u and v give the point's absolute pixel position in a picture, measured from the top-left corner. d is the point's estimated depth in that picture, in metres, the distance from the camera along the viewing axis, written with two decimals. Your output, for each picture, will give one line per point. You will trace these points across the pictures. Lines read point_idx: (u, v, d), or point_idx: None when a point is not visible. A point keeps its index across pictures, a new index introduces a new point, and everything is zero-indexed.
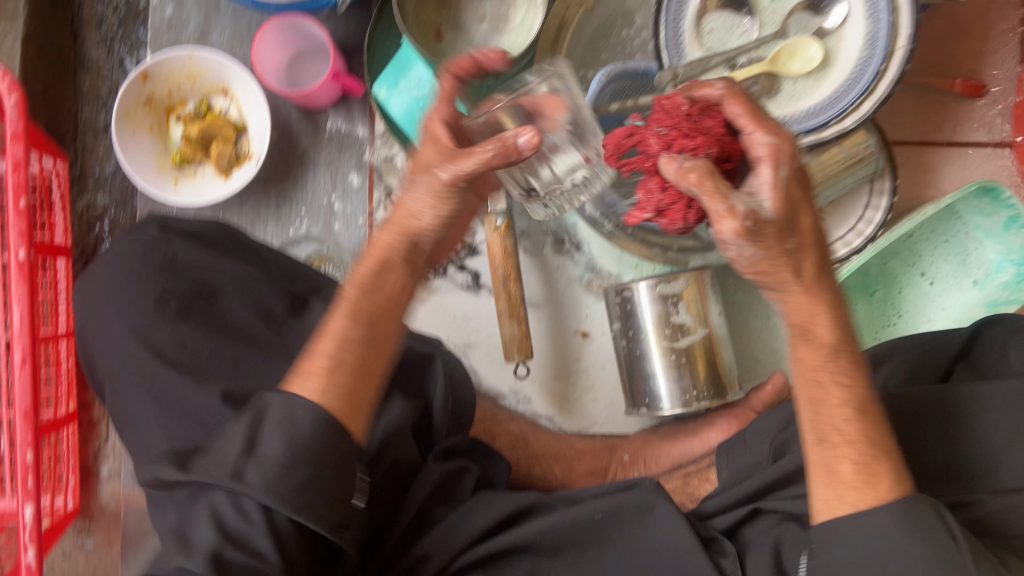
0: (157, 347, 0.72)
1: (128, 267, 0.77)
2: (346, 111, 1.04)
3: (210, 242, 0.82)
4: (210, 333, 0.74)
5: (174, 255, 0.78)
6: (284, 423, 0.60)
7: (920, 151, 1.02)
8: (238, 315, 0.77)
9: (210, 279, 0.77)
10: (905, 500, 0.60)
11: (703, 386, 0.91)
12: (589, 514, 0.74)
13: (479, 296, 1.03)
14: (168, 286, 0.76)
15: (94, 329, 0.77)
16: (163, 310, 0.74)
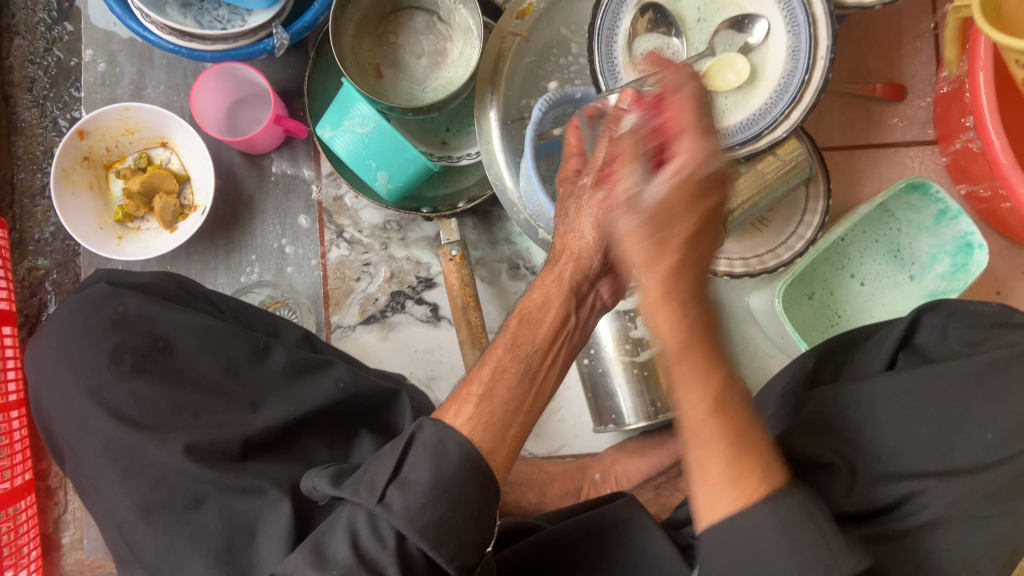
0: (115, 406, 0.72)
1: (78, 325, 0.76)
2: (290, 155, 1.04)
3: (161, 294, 0.80)
4: (168, 383, 0.73)
5: (124, 309, 0.76)
6: (433, 451, 0.57)
7: (849, 155, 1.07)
8: (193, 363, 0.76)
9: (163, 329, 0.76)
10: (779, 491, 0.53)
11: (665, 397, 0.92)
12: (568, 532, 0.75)
13: (439, 328, 1.03)
14: (122, 339, 0.75)
15: (48, 391, 0.75)
16: (118, 364, 0.74)
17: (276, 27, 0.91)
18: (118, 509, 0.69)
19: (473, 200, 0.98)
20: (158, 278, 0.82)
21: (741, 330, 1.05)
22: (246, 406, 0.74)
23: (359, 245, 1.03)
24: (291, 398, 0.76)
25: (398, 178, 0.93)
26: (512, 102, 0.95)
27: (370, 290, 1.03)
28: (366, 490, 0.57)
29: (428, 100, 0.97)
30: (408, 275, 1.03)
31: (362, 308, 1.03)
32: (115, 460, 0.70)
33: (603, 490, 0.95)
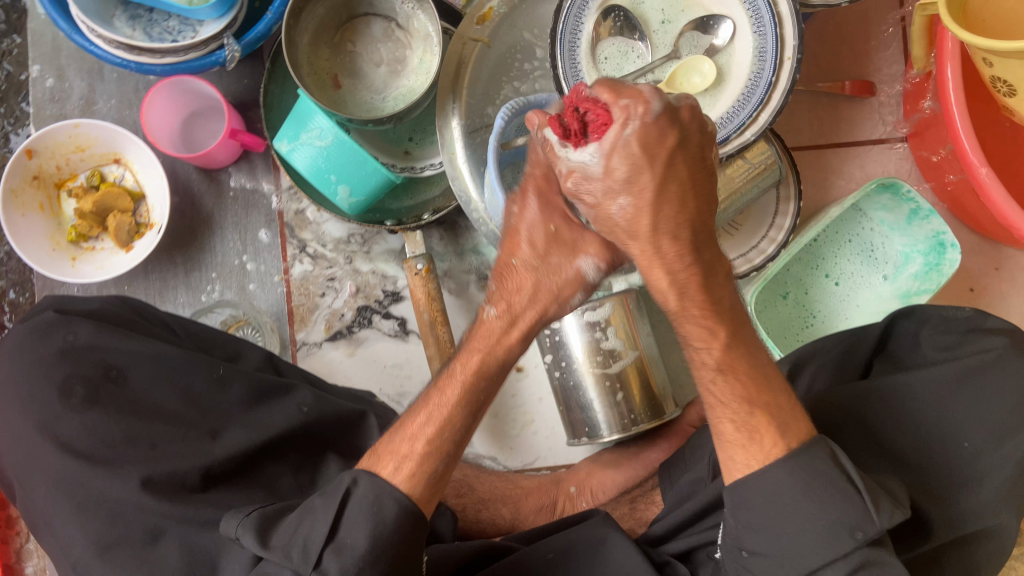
0: (65, 441, 0.69)
1: (27, 357, 0.73)
2: (249, 169, 1.01)
3: (113, 320, 0.77)
4: (120, 415, 0.70)
5: (74, 339, 0.73)
6: (371, 510, 0.59)
7: (818, 155, 1.06)
8: (147, 391, 0.73)
9: (113, 357, 0.73)
10: (796, 450, 0.62)
11: (640, 409, 0.91)
12: (541, 555, 0.73)
13: (408, 342, 1.01)
14: (72, 369, 0.71)
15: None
16: (68, 397, 0.70)
17: (227, 37, 0.88)
18: (72, 548, 0.66)
19: (438, 212, 0.96)
20: (111, 303, 0.80)
21: None
22: (204, 434, 0.72)
23: (323, 259, 1.00)
24: (250, 424, 0.74)
25: (360, 191, 0.91)
26: (474, 109, 0.93)
27: (335, 306, 1.00)
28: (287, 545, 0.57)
29: (388, 109, 0.94)
30: (374, 289, 1.00)
31: (328, 324, 1.00)
32: (65, 497, 0.67)
33: (578, 504, 0.94)
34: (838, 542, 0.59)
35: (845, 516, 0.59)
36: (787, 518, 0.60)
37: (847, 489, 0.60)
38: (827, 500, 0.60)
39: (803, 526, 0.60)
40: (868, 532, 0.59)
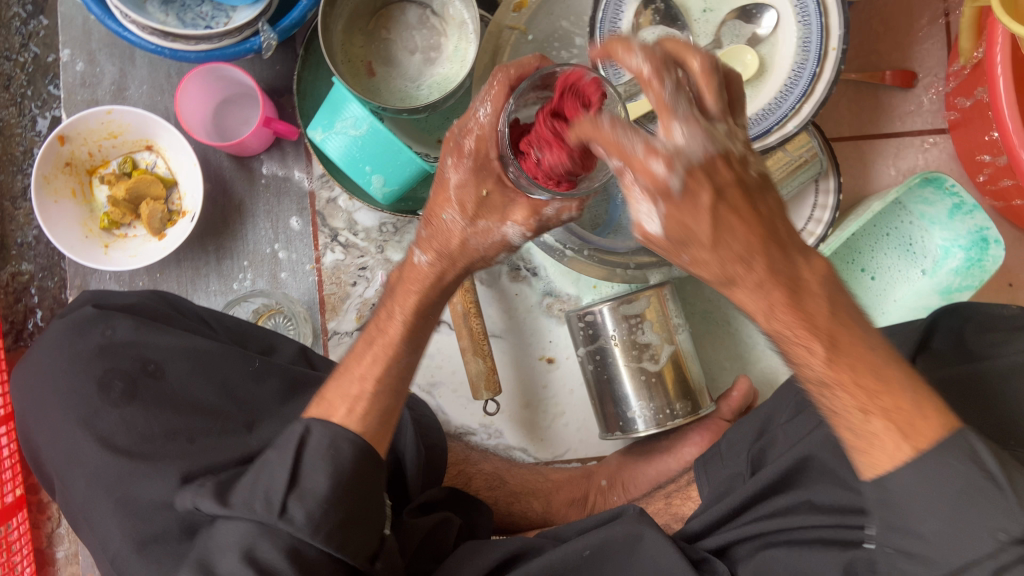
0: (105, 434, 0.68)
1: (66, 352, 0.73)
2: (281, 157, 1.00)
3: (150, 314, 0.77)
4: (157, 408, 0.70)
5: (113, 334, 0.73)
6: (328, 454, 0.60)
7: (858, 146, 1.04)
8: (185, 387, 0.72)
9: (151, 351, 0.72)
10: (940, 440, 0.53)
11: (675, 403, 0.90)
12: (577, 552, 0.72)
13: (439, 333, 1.00)
14: (110, 363, 0.72)
15: (36, 419, 0.72)
16: (108, 390, 0.70)
17: (262, 24, 0.87)
18: (110, 543, 0.66)
19: None
20: (148, 295, 0.80)
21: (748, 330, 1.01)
22: (240, 427, 0.71)
23: (354, 249, 1.00)
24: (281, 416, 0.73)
25: (393, 181, 0.90)
26: None
27: (366, 295, 1.00)
28: (262, 505, 0.58)
29: (423, 98, 0.93)
30: None
31: (359, 314, 1.00)
32: (105, 493, 0.67)
33: (610, 498, 0.93)
34: (980, 544, 0.51)
35: (990, 511, 0.52)
36: (927, 516, 0.53)
37: (988, 484, 0.52)
38: (970, 490, 0.52)
39: (934, 528, 0.53)
40: (1013, 532, 0.51)
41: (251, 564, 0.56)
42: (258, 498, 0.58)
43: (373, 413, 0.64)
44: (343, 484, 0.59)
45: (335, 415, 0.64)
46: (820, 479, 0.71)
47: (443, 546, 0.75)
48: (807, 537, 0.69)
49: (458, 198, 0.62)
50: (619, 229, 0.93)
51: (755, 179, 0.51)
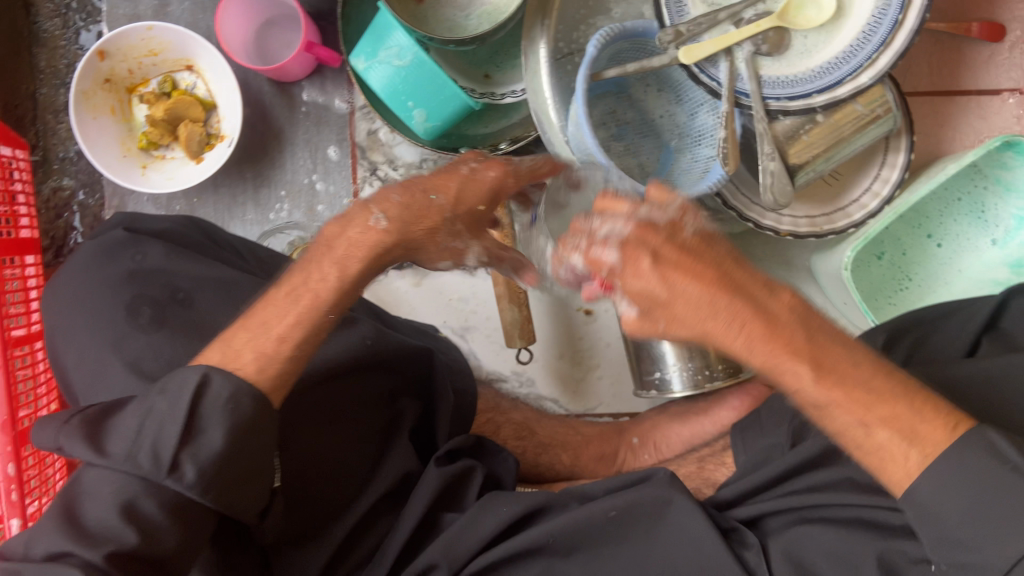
0: (133, 360, 0.65)
1: (97, 276, 0.71)
2: (322, 84, 0.97)
3: (182, 242, 0.76)
4: (187, 336, 0.67)
5: (143, 259, 0.72)
6: (226, 407, 0.54)
7: (934, 102, 0.96)
8: (212, 313, 0.69)
9: (181, 281, 0.70)
10: None
11: (716, 364, 0.86)
12: (603, 512, 0.70)
13: (475, 277, 0.98)
14: (139, 288, 0.69)
15: (63, 341, 0.70)
16: (136, 317, 0.68)
17: None
18: None
19: (516, 142, 0.92)
20: (176, 223, 0.78)
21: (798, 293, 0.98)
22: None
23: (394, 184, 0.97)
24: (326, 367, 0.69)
25: (436, 117, 0.87)
26: (562, 35, 0.85)
27: None
28: (147, 461, 0.51)
29: (472, 28, 0.88)
30: None
31: None
32: None
33: (641, 457, 0.90)
34: None
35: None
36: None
37: None
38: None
39: None
40: None
41: (131, 520, 0.50)
42: (143, 452, 0.51)
43: (285, 374, 0.58)
44: (239, 437, 0.54)
45: (244, 368, 0.56)
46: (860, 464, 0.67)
47: (463, 497, 0.73)
48: (842, 516, 0.66)
49: (457, 190, 0.63)
50: (670, 177, 0.85)
51: (692, 240, 0.52)
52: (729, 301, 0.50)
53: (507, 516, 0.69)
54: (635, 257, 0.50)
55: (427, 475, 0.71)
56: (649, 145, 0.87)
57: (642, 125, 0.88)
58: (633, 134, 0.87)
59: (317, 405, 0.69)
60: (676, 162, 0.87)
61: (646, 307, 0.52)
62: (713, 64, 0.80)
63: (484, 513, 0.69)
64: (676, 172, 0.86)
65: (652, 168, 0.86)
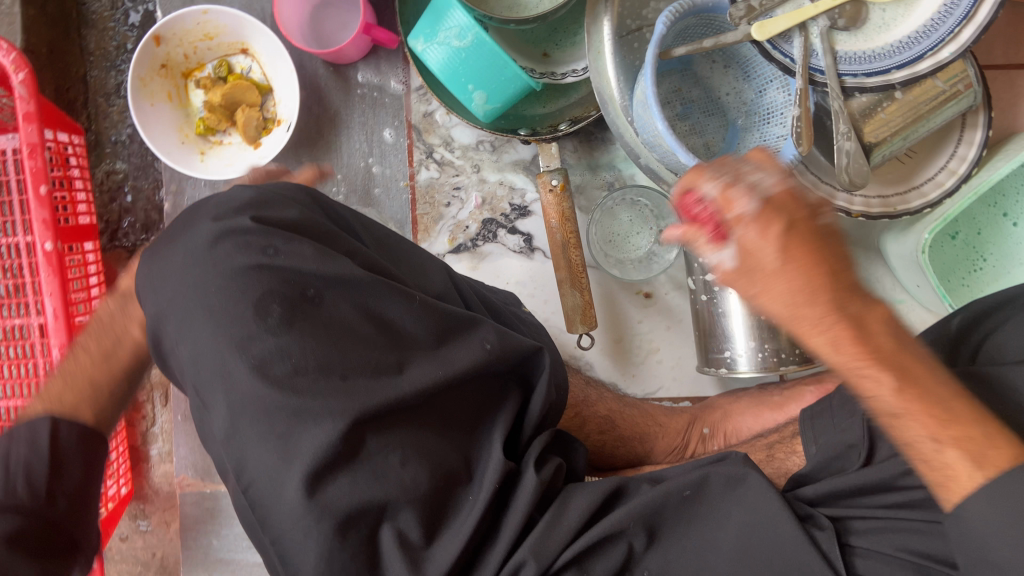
0: (259, 362, 0.58)
1: (220, 263, 0.60)
2: (377, 65, 0.96)
3: (313, 230, 0.65)
4: (322, 340, 0.60)
5: (275, 252, 0.61)
6: (76, 439, 0.63)
7: (1013, 76, 0.92)
8: (348, 317, 0.63)
9: (313, 274, 0.62)
10: None
11: (790, 349, 0.83)
12: (678, 492, 0.70)
13: (533, 260, 0.97)
14: (269, 282, 0.60)
15: (172, 330, 0.61)
16: (264, 315, 0.59)
17: None
18: (247, 467, 0.58)
19: (576, 122, 0.90)
20: (304, 203, 0.68)
21: (867, 275, 0.96)
22: (392, 364, 0.62)
23: (450, 167, 0.96)
24: (437, 358, 0.65)
25: (496, 98, 0.85)
26: (628, 11, 0.81)
27: (460, 217, 0.96)
28: (21, 488, 0.58)
29: (533, 8, 0.87)
30: (501, 202, 0.96)
31: (452, 236, 0.97)
32: (249, 419, 0.58)
33: (711, 447, 0.89)
34: None
35: None
36: None
37: None
38: None
39: None
40: None
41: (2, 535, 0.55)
42: (19, 480, 0.59)
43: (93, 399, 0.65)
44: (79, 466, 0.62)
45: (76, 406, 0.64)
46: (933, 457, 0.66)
47: (551, 488, 0.72)
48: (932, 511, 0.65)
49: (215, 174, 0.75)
50: (735, 157, 0.86)
51: (829, 228, 0.50)
52: (830, 298, 0.48)
53: (587, 505, 0.69)
54: (773, 219, 0.48)
55: (524, 475, 0.69)
56: (715, 123, 0.87)
57: (708, 104, 0.87)
58: (699, 114, 0.86)
59: (408, 401, 0.62)
60: (742, 141, 0.86)
61: (750, 265, 0.48)
62: (786, 40, 0.77)
63: (568, 501, 0.69)
64: (743, 151, 0.85)
65: (717, 148, 0.86)
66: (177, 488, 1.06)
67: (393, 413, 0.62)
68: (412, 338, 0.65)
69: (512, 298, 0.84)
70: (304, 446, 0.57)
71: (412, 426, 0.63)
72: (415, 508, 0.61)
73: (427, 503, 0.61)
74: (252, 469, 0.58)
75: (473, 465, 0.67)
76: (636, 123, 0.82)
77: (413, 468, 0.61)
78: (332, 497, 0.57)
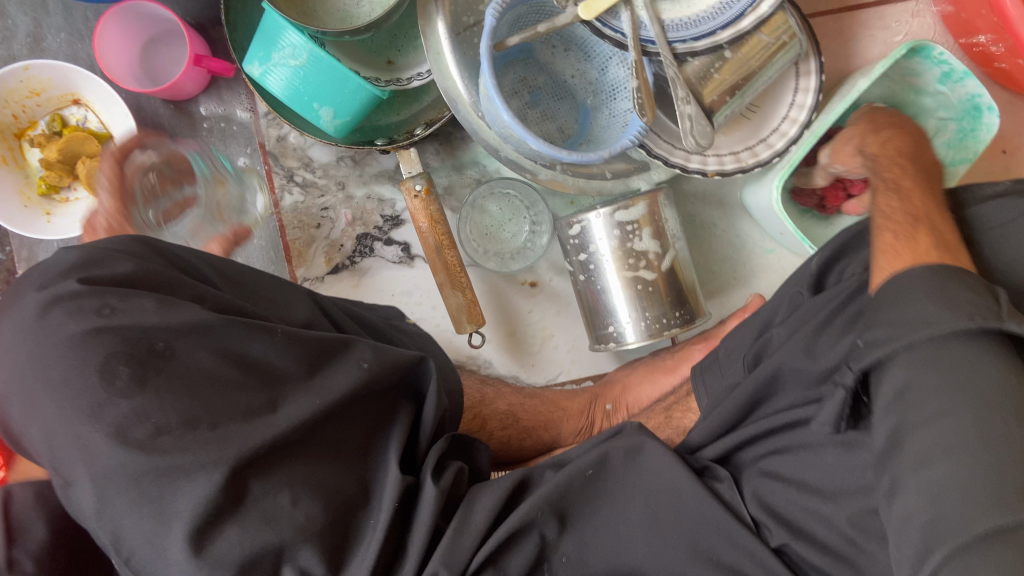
0: (117, 430, 0.53)
1: (52, 334, 0.55)
2: (219, 95, 0.93)
3: (155, 279, 0.60)
4: (184, 394, 0.56)
5: (112, 311, 0.56)
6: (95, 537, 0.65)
7: (836, 20, 0.97)
8: (209, 365, 0.58)
9: (161, 327, 0.56)
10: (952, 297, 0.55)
11: (671, 312, 0.85)
12: (581, 472, 0.70)
13: (413, 267, 0.96)
14: (114, 343, 0.55)
15: (17, 410, 0.55)
16: (111, 379, 0.54)
17: None
18: (124, 541, 0.54)
19: (430, 125, 0.90)
20: (142, 251, 0.62)
21: (736, 230, 0.99)
22: (265, 404, 0.59)
23: (314, 188, 0.94)
24: (312, 389, 0.62)
25: (344, 112, 0.84)
26: (461, 8, 0.81)
27: (333, 237, 0.95)
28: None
29: (365, 16, 0.86)
30: (371, 215, 0.95)
31: (328, 257, 0.95)
32: (116, 493, 0.53)
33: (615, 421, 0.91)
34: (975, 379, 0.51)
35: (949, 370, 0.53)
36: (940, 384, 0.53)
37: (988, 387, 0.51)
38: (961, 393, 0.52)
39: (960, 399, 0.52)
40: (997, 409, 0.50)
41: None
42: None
43: None
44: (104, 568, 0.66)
45: None
46: (799, 379, 0.68)
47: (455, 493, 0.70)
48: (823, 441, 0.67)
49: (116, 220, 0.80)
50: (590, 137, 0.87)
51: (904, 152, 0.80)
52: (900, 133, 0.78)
53: (492, 502, 0.68)
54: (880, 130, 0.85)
55: (424, 487, 0.67)
56: (565, 107, 0.89)
57: (556, 89, 0.88)
58: (548, 100, 0.88)
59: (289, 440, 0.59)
60: (594, 121, 0.87)
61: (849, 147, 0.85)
62: (614, 16, 0.79)
63: (469, 501, 0.68)
64: (596, 130, 0.87)
65: (572, 131, 0.88)
66: None
67: (275, 453, 0.59)
68: (281, 372, 0.61)
69: (393, 312, 0.84)
70: (182, 506, 0.54)
71: (298, 464, 0.60)
72: (313, 544, 0.58)
73: (326, 537, 0.59)
74: (132, 540, 0.53)
75: (369, 488, 0.65)
76: (486, 116, 0.81)
77: (304, 505, 0.58)
78: (224, 550, 0.54)
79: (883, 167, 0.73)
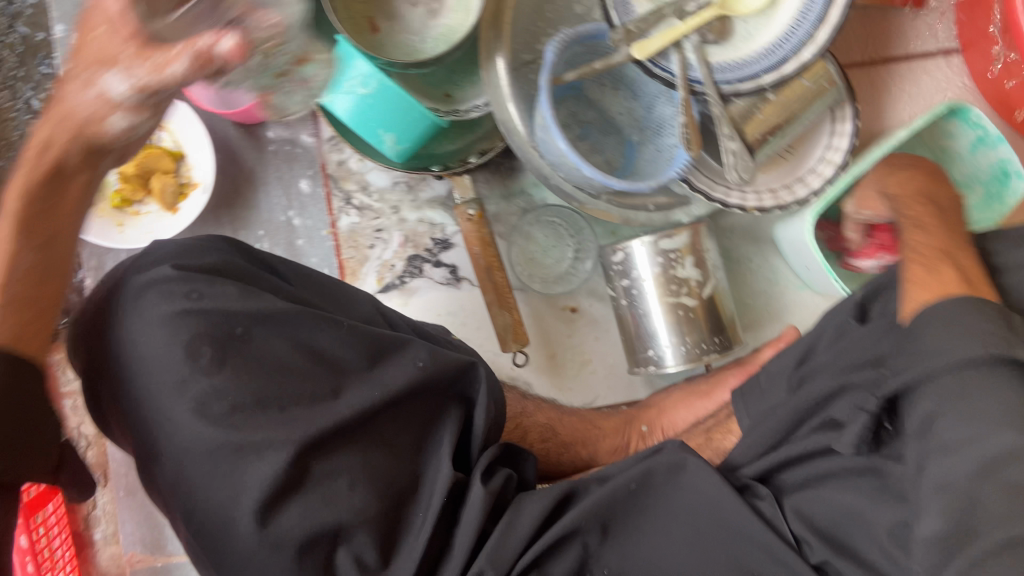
0: (200, 404, 0.60)
1: (146, 316, 0.62)
2: (286, 120, 0.99)
3: (233, 271, 0.66)
4: (256, 377, 0.62)
5: (200, 297, 0.63)
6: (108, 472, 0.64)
7: (869, 73, 1.02)
8: (282, 354, 0.64)
9: (240, 314, 0.63)
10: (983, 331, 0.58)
11: (709, 337, 0.89)
12: (625, 486, 0.72)
13: (460, 290, 1.00)
14: (199, 326, 0.62)
15: (111, 386, 0.63)
16: (195, 358, 0.61)
17: None
18: (197, 506, 0.60)
19: (484, 155, 0.96)
20: (223, 248, 0.69)
21: (769, 266, 1.03)
22: (328, 393, 0.64)
23: (370, 211, 0.99)
24: (372, 380, 0.66)
25: (406, 139, 0.89)
26: (520, 46, 0.88)
27: (385, 257, 0.99)
28: None
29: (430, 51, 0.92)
30: (422, 238, 0.99)
31: (380, 276, 0.99)
32: (197, 462, 0.60)
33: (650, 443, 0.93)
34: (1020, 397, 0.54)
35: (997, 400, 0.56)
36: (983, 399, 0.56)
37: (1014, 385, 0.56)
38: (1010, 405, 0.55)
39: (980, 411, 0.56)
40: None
41: None
42: None
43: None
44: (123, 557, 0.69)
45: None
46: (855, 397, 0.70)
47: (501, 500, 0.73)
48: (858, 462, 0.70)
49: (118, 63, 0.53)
50: (635, 170, 0.92)
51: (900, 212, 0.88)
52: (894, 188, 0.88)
53: (539, 509, 0.70)
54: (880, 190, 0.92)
55: (472, 488, 0.70)
56: (612, 141, 0.93)
57: (605, 124, 0.93)
58: (596, 134, 0.92)
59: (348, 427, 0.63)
60: (639, 155, 0.92)
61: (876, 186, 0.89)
62: (664, 57, 0.84)
63: (517, 508, 0.71)
64: (641, 164, 0.92)
65: (618, 163, 0.93)
66: (126, 569, 1.04)
67: (336, 439, 0.63)
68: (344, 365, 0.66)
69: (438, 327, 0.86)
70: (252, 480, 0.59)
71: (356, 452, 0.64)
72: (367, 530, 0.62)
73: (380, 524, 0.63)
74: (206, 505, 0.60)
75: (420, 481, 0.68)
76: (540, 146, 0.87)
77: (360, 490, 0.63)
78: (286, 526, 0.59)
79: (905, 206, 0.78)
